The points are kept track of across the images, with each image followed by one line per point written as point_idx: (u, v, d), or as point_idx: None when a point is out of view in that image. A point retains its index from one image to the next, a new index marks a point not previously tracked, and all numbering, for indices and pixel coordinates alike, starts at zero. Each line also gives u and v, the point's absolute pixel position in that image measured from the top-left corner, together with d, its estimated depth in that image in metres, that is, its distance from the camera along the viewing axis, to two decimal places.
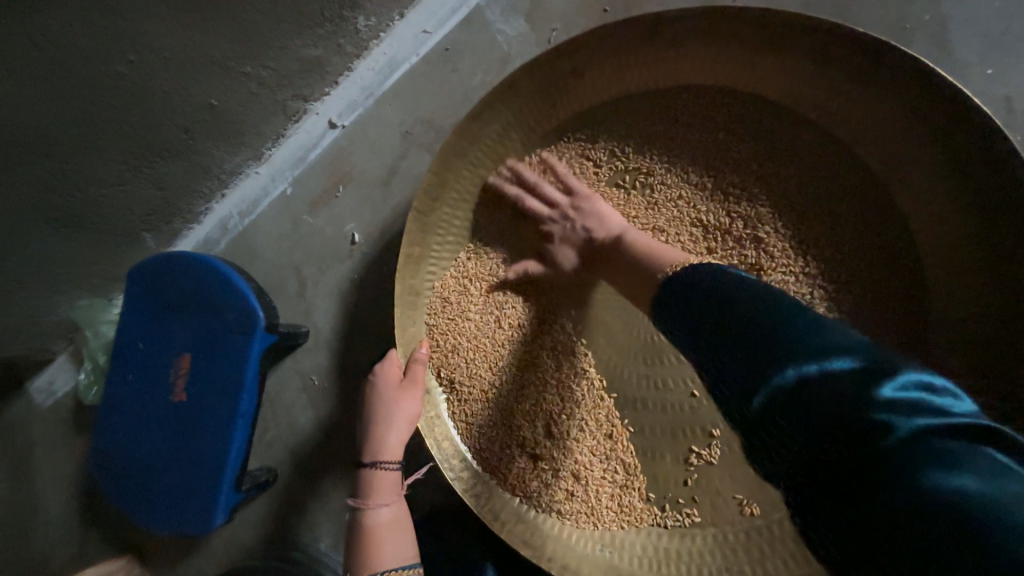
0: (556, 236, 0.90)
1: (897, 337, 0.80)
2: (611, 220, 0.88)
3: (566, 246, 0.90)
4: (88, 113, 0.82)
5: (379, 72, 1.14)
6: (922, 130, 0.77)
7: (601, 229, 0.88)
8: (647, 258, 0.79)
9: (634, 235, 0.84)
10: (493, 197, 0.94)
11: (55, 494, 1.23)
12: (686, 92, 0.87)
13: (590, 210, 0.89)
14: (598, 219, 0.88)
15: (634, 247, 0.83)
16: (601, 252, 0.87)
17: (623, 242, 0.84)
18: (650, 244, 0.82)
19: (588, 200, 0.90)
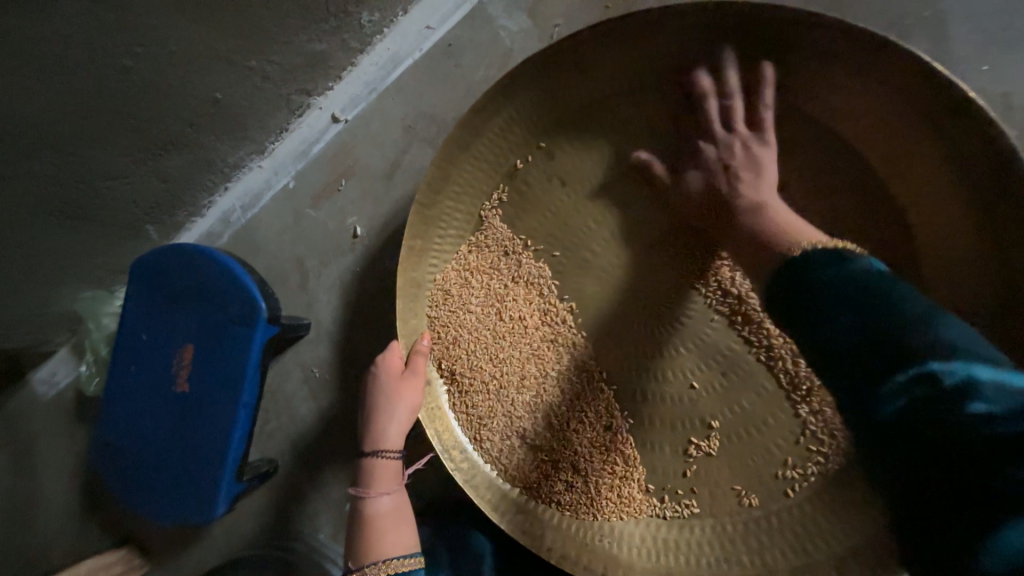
0: (716, 179, 0.87)
1: None
2: (767, 184, 0.84)
3: (712, 196, 0.87)
4: (95, 105, 0.83)
5: (382, 67, 1.14)
6: (919, 125, 0.78)
7: (753, 187, 0.84)
8: (789, 235, 0.80)
9: (779, 210, 0.83)
10: (676, 101, 0.88)
11: (56, 485, 1.23)
12: (686, 87, 0.88)
13: (761, 160, 0.85)
14: (755, 173, 0.85)
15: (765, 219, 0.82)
16: (738, 215, 0.85)
17: (764, 210, 0.83)
18: (792, 222, 0.81)
19: (767, 154, 0.85)
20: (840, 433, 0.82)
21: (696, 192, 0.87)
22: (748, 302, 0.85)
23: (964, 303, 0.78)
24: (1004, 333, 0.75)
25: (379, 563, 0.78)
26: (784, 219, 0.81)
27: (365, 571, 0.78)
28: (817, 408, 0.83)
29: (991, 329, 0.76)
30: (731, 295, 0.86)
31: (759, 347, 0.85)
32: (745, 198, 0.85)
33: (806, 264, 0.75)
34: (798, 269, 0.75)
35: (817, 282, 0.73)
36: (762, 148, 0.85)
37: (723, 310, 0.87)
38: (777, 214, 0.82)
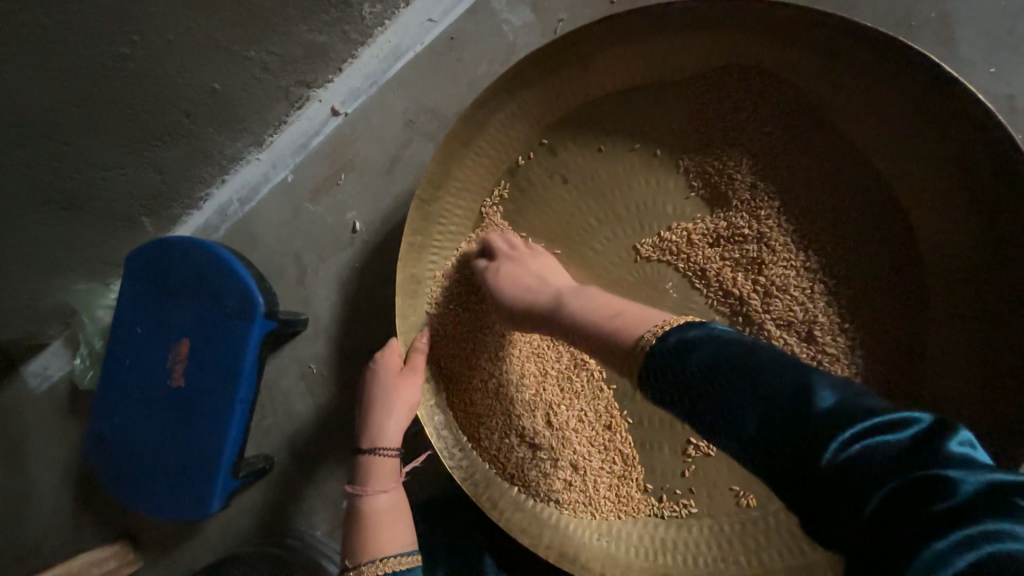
0: (501, 292, 0.84)
1: (895, 334, 0.80)
2: (560, 279, 0.83)
3: (517, 306, 0.82)
4: (91, 94, 0.81)
5: (383, 60, 1.13)
6: (925, 126, 0.77)
7: (536, 285, 0.82)
8: (608, 332, 0.66)
9: (580, 298, 0.75)
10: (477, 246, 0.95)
11: (49, 478, 1.22)
12: (691, 85, 0.87)
13: (517, 270, 0.85)
14: (542, 279, 0.83)
15: (581, 311, 0.73)
16: (546, 313, 0.78)
17: (564, 304, 0.76)
18: (607, 314, 0.69)
19: (535, 262, 0.87)
20: None
21: (500, 304, 0.85)
22: (750, 303, 0.84)
23: (966, 306, 0.77)
24: (1004, 336, 0.75)
25: (376, 561, 0.78)
26: (594, 307, 0.72)
27: (362, 568, 0.78)
28: None
29: (990, 332, 0.76)
30: (733, 296, 0.85)
31: None
32: (515, 299, 0.82)
33: (671, 368, 0.55)
34: (662, 372, 0.57)
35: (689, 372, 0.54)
36: (534, 255, 0.88)
37: (724, 311, 0.86)
38: (580, 301, 0.75)
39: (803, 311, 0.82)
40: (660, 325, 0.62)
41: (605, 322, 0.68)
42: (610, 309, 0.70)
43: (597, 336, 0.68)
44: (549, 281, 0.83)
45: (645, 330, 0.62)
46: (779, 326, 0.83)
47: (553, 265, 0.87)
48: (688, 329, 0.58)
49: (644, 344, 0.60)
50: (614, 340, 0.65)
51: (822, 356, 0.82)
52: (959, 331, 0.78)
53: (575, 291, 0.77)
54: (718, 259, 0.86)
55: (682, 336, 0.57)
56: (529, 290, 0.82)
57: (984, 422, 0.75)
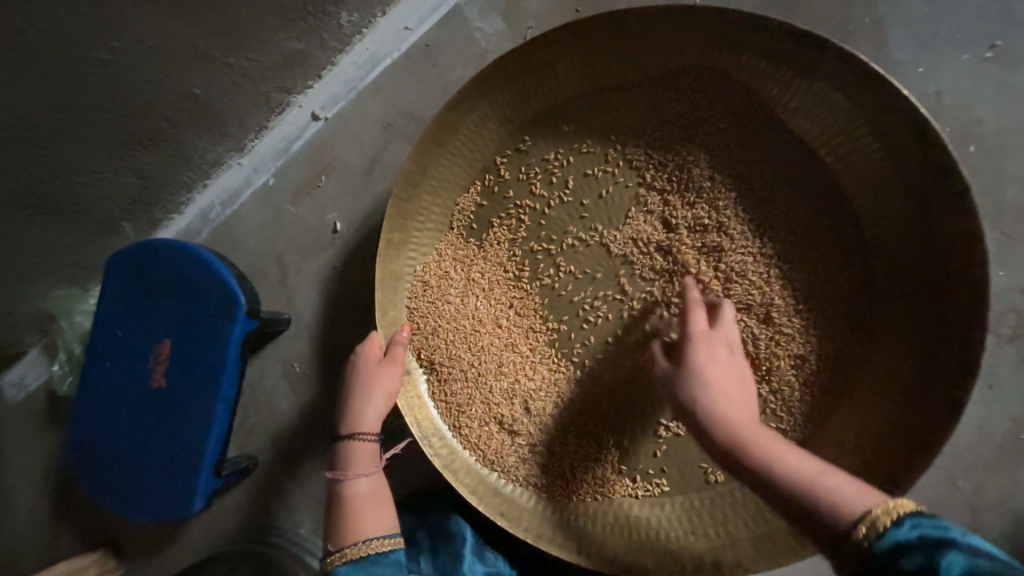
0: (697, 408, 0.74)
1: (846, 312, 0.86)
2: (730, 397, 0.74)
3: (706, 426, 0.72)
4: (71, 99, 0.84)
5: (361, 66, 1.17)
6: (862, 119, 0.83)
7: (729, 400, 0.73)
8: (813, 495, 0.61)
9: (770, 440, 0.68)
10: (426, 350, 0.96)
11: (27, 487, 1.21)
12: (650, 85, 0.92)
13: (696, 364, 0.77)
14: (729, 389, 0.75)
15: (780, 458, 0.66)
16: (743, 438, 0.69)
17: (765, 443, 0.68)
18: (812, 471, 0.64)
19: (727, 364, 0.77)
20: (797, 409, 0.86)
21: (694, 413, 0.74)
22: (711, 289, 0.89)
23: (908, 286, 0.83)
24: (937, 315, 0.80)
25: (358, 543, 0.80)
26: (799, 460, 0.65)
27: (344, 552, 0.79)
28: (776, 387, 0.87)
29: (928, 312, 0.81)
30: (697, 282, 0.90)
31: None
32: (711, 416, 0.72)
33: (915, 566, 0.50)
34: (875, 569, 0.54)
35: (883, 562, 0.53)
36: (710, 341, 0.79)
37: None
38: (778, 445, 0.68)
39: (760, 294, 0.88)
40: (876, 509, 0.57)
41: (817, 481, 0.62)
42: (814, 465, 0.65)
43: (809, 501, 0.61)
44: (745, 395, 0.75)
45: (860, 511, 0.57)
46: (739, 309, 0.89)
47: (734, 358, 0.79)
48: (924, 525, 0.54)
49: (866, 529, 0.56)
50: (825, 500, 0.60)
51: (779, 336, 0.87)
52: (900, 310, 0.83)
53: (764, 429, 0.70)
54: (682, 248, 0.91)
55: (919, 532, 0.53)
56: (721, 404, 0.73)
57: (925, 392, 0.80)
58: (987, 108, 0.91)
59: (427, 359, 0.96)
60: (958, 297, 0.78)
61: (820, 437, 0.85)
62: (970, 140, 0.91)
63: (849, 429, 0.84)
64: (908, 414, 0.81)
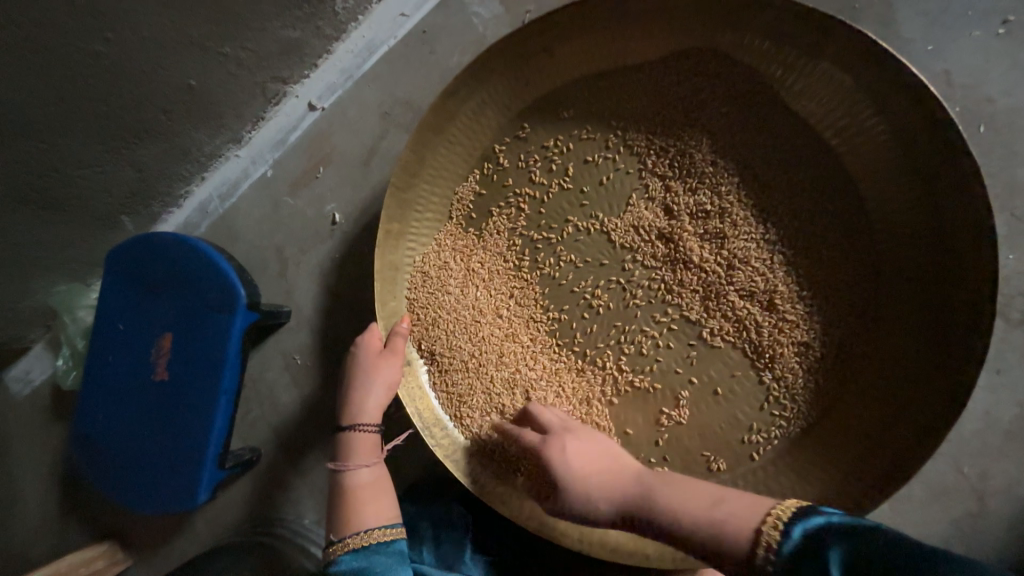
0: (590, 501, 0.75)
1: (851, 298, 0.84)
2: (603, 473, 0.77)
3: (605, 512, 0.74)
4: (67, 92, 0.83)
5: (358, 54, 1.15)
6: (869, 100, 0.81)
7: (599, 476, 0.76)
8: (707, 531, 0.61)
9: (658, 491, 0.69)
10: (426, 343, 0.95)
11: (35, 480, 1.22)
12: (651, 69, 0.91)
13: (561, 462, 0.79)
14: (597, 465, 0.78)
15: (669, 504, 0.66)
16: (639, 506, 0.70)
17: (653, 501, 0.68)
18: (704, 505, 0.64)
19: (584, 445, 0.81)
20: (801, 396, 0.85)
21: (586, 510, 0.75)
22: (713, 276, 0.88)
23: (914, 270, 0.81)
24: (944, 299, 0.79)
25: (360, 533, 0.80)
26: (692, 501, 0.65)
27: (347, 541, 0.80)
28: (780, 374, 0.86)
29: (935, 296, 0.80)
30: (700, 269, 0.89)
31: (726, 319, 0.88)
32: (603, 500, 0.74)
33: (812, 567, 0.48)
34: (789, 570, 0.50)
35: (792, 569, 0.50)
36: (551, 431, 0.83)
37: (693, 283, 0.89)
38: (663, 492, 0.69)
39: (763, 281, 0.87)
40: (766, 518, 0.56)
41: (709, 513, 0.62)
42: (703, 498, 0.65)
43: (716, 542, 0.60)
44: (613, 463, 0.78)
45: (753, 526, 0.57)
46: (742, 296, 0.87)
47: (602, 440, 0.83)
48: (806, 519, 0.53)
49: (763, 552, 0.54)
50: (720, 530, 0.60)
51: (783, 322, 0.86)
52: (906, 294, 0.82)
53: (650, 480, 0.72)
54: (684, 235, 0.90)
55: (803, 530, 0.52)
56: (602, 485, 0.75)
57: (931, 377, 0.79)
58: (997, 87, 0.88)
59: (427, 350, 0.95)
60: (966, 280, 0.77)
61: (825, 424, 0.84)
62: (981, 120, 0.89)
63: (856, 416, 0.83)
64: (913, 400, 0.80)
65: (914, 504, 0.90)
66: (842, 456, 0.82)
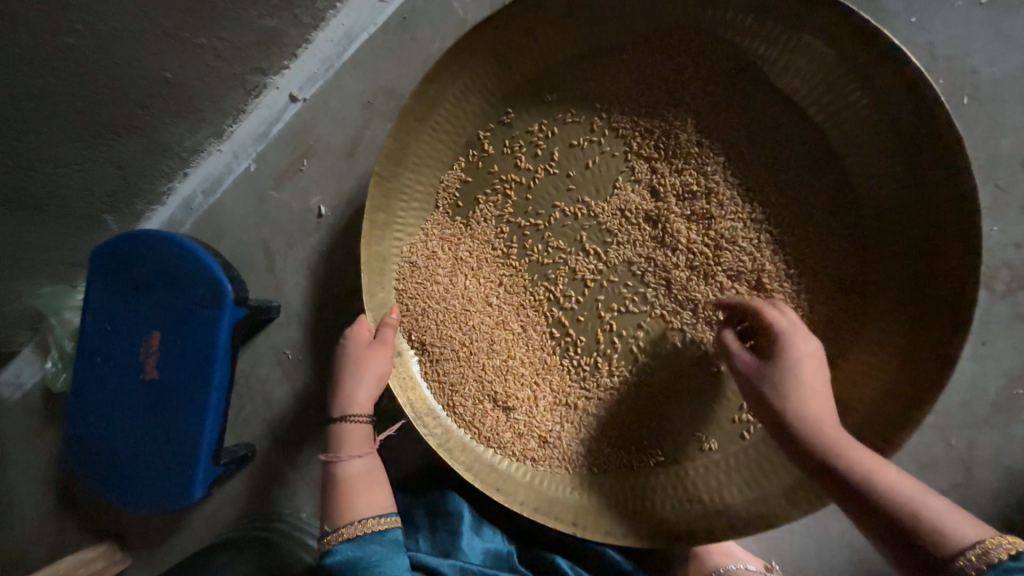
0: (794, 412, 0.72)
1: (838, 275, 0.84)
2: (821, 399, 0.74)
3: (797, 427, 0.72)
4: (40, 88, 0.81)
5: (338, 43, 1.14)
6: (851, 73, 0.80)
7: (818, 397, 0.73)
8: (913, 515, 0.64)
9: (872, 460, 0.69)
10: (416, 335, 0.95)
11: (29, 484, 1.21)
12: (633, 49, 0.90)
13: (793, 364, 0.74)
14: (816, 386, 0.74)
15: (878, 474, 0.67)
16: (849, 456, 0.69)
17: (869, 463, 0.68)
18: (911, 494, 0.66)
19: (816, 359, 0.75)
20: None
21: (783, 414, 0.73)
22: (701, 257, 0.88)
23: (900, 244, 0.81)
24: (929, 271, 0.79)
25: (354, 523, 0.81)
26: (901, 479, 0.67)
27: (340, 532, 0.80)
28: None
29: (920, 269, 0.80)
30: (689, 251, 0.89)
31: (714, 300, 0.88)
32: (802, 416, 0.72)
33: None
34: None
35: None
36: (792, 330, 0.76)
37: (682, 265, 0.89)
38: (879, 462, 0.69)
39: (751, 261, 0.86)
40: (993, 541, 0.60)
41: (917, 503, 0.64)
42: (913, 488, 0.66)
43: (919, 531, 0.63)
44: (829, 394, 0.75)
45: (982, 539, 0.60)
46: (729, 276, 0.87)
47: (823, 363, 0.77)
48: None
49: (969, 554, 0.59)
50: (927, 524, 0.63)
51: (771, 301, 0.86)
52: (892, 268, 0.82)
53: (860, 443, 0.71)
54: (671, 216, 0.89)
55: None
56: (816, 413, 0.72)
57: (920, 350, 0.79)
58: (981, 58, 0.88)
59: (418, 341, 0.95)
60: (951, 251, 0.77)
61: None
62: (965, 92, 0.89)
63: (845, 391, 0.83)
64: (898, 373, 0.80)
65: (903, 476, 0.91)
66: None
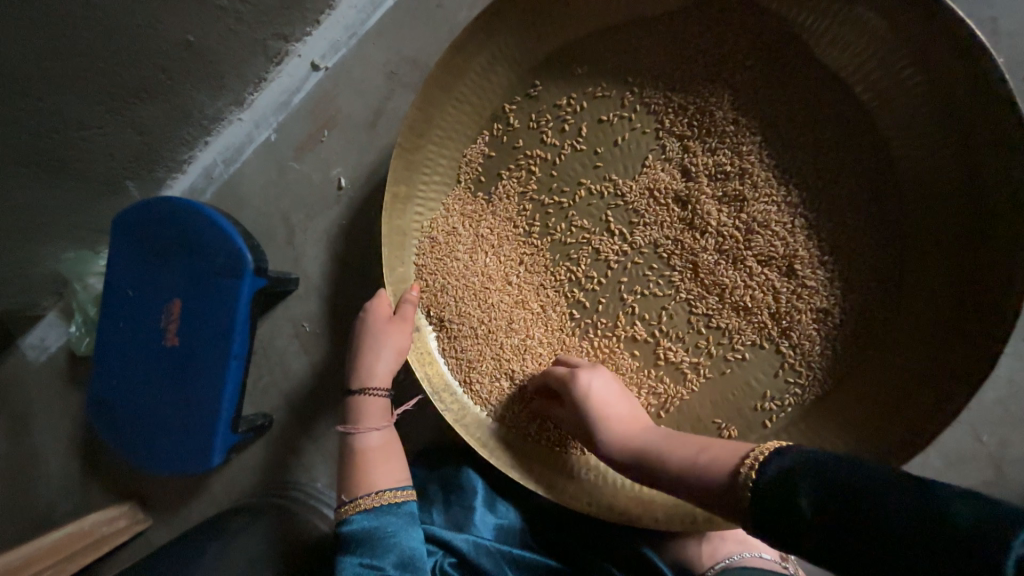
0: (602, 446, 0.75)
1: (873, 263, 0.81)
2: (614, 414, 0.77)
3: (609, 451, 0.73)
4: (62, 48, 0.79)
5: (362, 10, 1.11)
6: (905, 49, 0.75)
7: (613, 416, 0.76)
8: (694, 474, 0.61)
9: (665, 444, 0.67)
10: (433, 312, 0.94)
11: (55, 444, 1.25)
12: (671, 19, 0.86)
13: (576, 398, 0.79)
14: (611, 410, 0.77)
15: (667, 455, 0.66)
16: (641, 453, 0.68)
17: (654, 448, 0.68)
18: (690, 452, 0.64)
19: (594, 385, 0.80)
20: (817, 363, 0.83)
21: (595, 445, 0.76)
22: (731, 241, 0.85)
23: (944, 230, 0.78)
24: (972, 260, 0.75)
25: (371, 493, 0.81)
26: (682, 446, 0.66)
27: (358, 501, 0.81)
28: (797, 341, 0.84)
29: (962, 258, 0.76)
30: (716, 233, 0.86)
31: (742, 285, 0.85)
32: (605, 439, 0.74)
33: (782, 506, 0.51)
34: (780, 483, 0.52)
35: (773, 484, 0.53)
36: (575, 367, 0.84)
37: (709, 247, 0.86)
38: (672, 438, 0.68)
39: (783, 246, 0.84)
40: (748, 459, 0.57)
41: (696, 458, 0.63)
42: (693, 447, 0.65)
43: (705, 488, 0.60)
44: (625, 411, 0.78)
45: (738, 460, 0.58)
46: (760, 261, 0.85)
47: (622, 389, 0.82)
48: (781, 459, 0.55)
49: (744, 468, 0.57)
50: (703, 476, 0.60)
51: (802, 289, 0.83)
52: (933, 256, 0.79)
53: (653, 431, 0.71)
54: (701, 198, 0.86)
55: (778, 468, 0.54)
56: (618, 431, 0.74)
57: (960, 342, 0.75)
58: None
59: (437, 317, 0.94)
60: (1001, 239, 0.73)
61: (841, 391, 0.82)
62: None
63: (871, 384, 0.81)
64: (930, 365, 0.77)
65: (930, 471, 0.89)
66: (858, 422, 0.80)
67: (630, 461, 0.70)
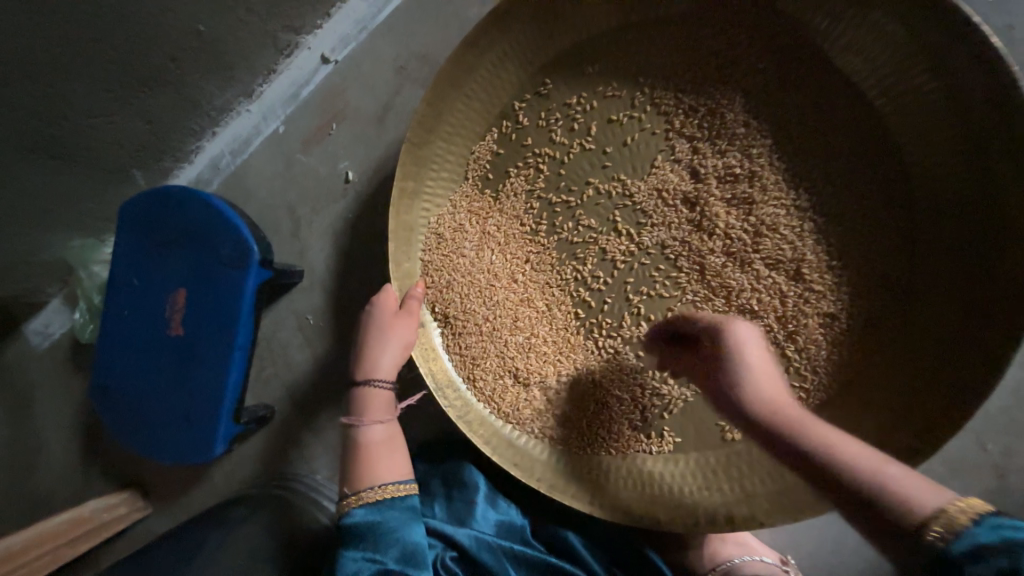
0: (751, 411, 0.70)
1: (881, 269, 0.81)
2: (774, 386, 0.72)
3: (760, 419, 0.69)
4: (73, 33, 0.79)
5: (372, 4, 1.11)
6: (919, 55, 0.75)
7: (772, 386, 0.72)
8: (872, 487, 0.62)
9: (840, 441, 0.66)
10: (438, 308, 0.94)
11: (56, 431, 1.25)
12: (684, 20, 0.85)
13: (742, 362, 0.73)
14: (771, 377, 0.73)
15: (844, 456, 0.65)
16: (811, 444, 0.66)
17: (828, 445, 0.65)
18: (872, 464, 0.64)
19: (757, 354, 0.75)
20: (822, 368, 0.83)
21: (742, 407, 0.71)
22: (739, 244, 0.85)
23: (954, 238, 0.77)
24: (982, 268, 0.75)
25: (374, 487, 0.81)
26: (859, 451, 0.65)
27: (361, 495, 0.81)
28: (802, 346, 0.84)
29: (971, 266, 0.76)
30: (724, 235, 0.86)
31: (749, 288, 0.85)
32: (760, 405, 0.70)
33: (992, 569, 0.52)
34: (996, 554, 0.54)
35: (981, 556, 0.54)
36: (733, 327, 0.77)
37: (717, 250, 0.86)
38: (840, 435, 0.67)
39: (790, 250, 0.84)
40: (943, 508, 0.59)
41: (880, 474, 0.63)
42: (870, 460, 0.64)
43: (869, 499, 0.62)
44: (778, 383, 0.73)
45: (935, 504, 0.60)
46: (768, 265, 0.85)
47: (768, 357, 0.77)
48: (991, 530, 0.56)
49: (943, 520, 0.58)
50: (882, 496, 0.62)
51: (809, 293, 0.83)
52: (941, 263, 0.79)
53: (818, 421, 0.68)
54: (710, 200, 0.86)
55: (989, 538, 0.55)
56: (779, 402, 0.70)
57: (969, 350, 0.75)
58: None
59: (441, 313, 0.94)
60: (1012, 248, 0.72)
61: (847, 396, 0.82)
62: None
63: (877, 390, 0.81)
64: (936, 372, 0.77)
65: (933, 478, 0.89)
66: (863, 427, 0.80)
67: (792, 441, 0.66)
